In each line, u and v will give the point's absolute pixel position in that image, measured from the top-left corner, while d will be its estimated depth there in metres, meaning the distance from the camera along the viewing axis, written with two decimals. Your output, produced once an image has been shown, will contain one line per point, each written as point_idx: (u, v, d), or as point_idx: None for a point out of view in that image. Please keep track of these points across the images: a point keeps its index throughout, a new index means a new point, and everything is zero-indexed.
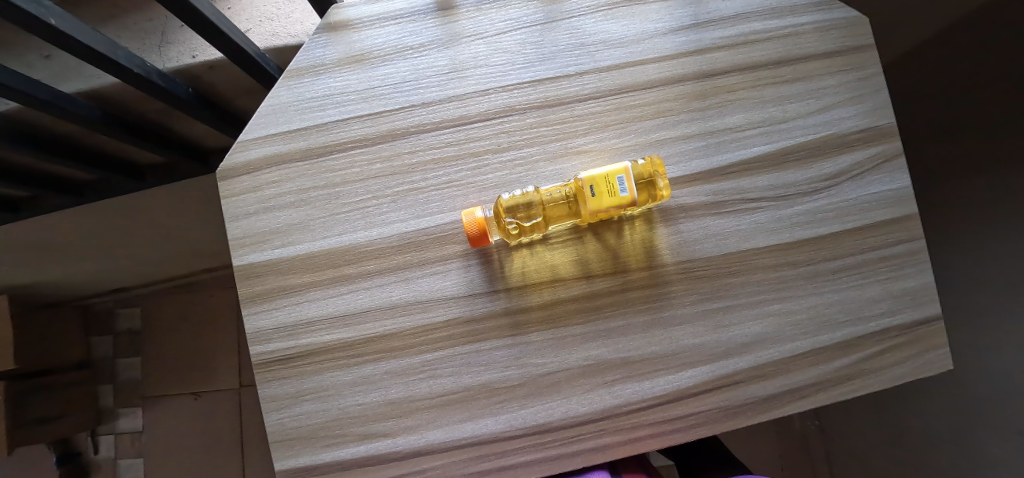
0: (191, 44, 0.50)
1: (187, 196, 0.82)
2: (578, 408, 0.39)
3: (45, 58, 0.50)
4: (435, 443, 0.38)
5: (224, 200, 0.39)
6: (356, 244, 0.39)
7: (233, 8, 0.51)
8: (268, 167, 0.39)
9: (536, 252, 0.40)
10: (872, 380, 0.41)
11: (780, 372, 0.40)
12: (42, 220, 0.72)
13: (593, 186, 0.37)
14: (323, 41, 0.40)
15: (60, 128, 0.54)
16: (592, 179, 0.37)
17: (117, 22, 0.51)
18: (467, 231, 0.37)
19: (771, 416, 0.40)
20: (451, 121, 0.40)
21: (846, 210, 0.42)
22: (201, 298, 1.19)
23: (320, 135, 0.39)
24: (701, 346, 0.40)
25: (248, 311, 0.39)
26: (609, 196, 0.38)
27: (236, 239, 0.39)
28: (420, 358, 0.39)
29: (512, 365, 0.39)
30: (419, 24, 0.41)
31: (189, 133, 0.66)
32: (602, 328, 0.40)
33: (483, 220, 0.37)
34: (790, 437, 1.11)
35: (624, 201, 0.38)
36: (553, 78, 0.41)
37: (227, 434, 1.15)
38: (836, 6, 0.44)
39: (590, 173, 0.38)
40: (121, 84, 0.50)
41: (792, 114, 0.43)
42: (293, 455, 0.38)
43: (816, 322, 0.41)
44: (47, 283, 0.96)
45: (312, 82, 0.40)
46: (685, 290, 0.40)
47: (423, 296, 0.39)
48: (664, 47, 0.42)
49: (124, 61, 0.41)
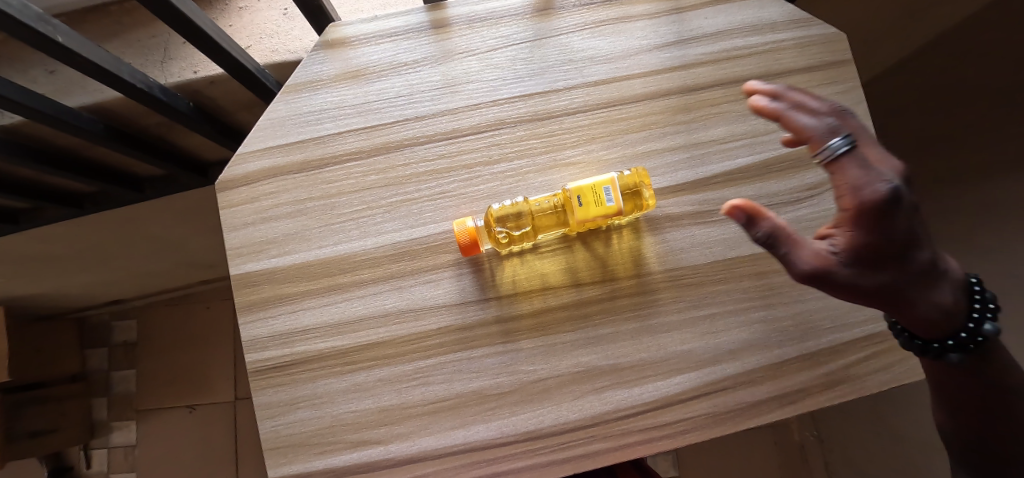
0: (193, 60, 0.52)
1: (186, 208, 0.82)
2: (569, 415, 0.40)
3: (50, 73, 0.51)
4: (427, 449, 0.39)
5: (222, 211, 0.40)
6: (350, 253, 0.40)
7: (234, 26, 0.52)
8: (266, 179, 0.41)
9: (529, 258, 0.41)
10: (858, 386, 0.42)
11: (767, 378, 0.41)
12: (40, 231, 0.73)
13: (580, 196, 0.38)
14: (319, 58, 0.42)
15: (62, 140, 0.55)
16: (580, 190, 0.38)
17: (121, 38, 0.52)
18: (458, 240, 0.38)
19: (759, 421, 0.41)
20: (443, 134, 0.41)
21: (828, 219, 0.43)
22: (197, 309, 1.19)
23: (317, 148, 0.41)
24: (688, 352, 0.41)
25: (244, 320, 0.40)
26: (595, 206, 0.39)
27: (233, 248, 0.40)
28: (412, 365, 0.39)
29: (503, 372, 0.40)
30: (414, 42, 0.42)
31: (189, 145, 0.67)
32: (591, 335, 0.41)
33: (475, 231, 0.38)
34: (789, 446, 1.12)
35: (611, 210, 0.39)
36: (543, 93, 0.42)
37: (222, 449, 1.15)
38: (813, 23, 0.46)
39: (577, 183, 0.39)
40: (124, 100, 0.51)
41: (774, 126, 0.44)
42: (286, 462, 0.39)
43: (800, 329, 0.42)
44: (42, 294, 0.96)
45: (310, 97, 0.41)
46: (673, 297, 0.41)
47: (415, 304, 0.40)
48: (649, 63, 0.44)
49: (127, 77, 0.42)
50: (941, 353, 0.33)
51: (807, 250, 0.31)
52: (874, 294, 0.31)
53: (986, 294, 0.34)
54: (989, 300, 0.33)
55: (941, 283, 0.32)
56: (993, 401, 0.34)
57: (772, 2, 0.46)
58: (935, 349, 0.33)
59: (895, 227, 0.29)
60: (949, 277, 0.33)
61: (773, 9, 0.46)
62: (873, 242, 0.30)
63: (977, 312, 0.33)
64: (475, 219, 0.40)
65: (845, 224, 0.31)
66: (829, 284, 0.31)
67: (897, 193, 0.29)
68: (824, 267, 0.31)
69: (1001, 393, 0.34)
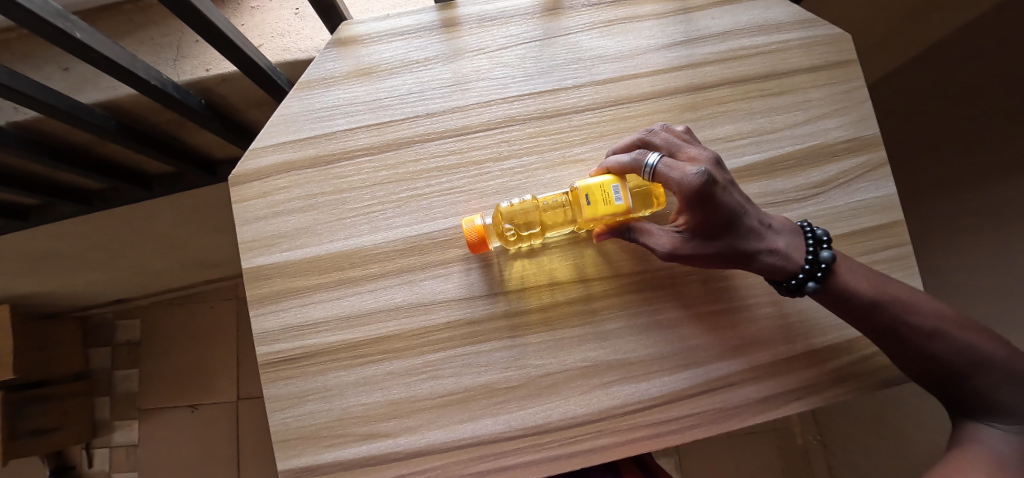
0: (205, 58, 0.53)
1: (193, 206, 0.83)
2: (577, 409, 0.40)
3: (64, 70, 0.52)
4: (436, 443, 0.39)
5: (235, 205, 0.41)
6: (361, 247, 0.40)
7: (246, 25, 0.53)
8: (279, 174, 0.41)
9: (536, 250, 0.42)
10: (865, 383, 0.42)
11: (774, 374, 0.41)
12: (48, 228, 0.74)
13: (589, 195, 0.38)
14: (332, 55, 0.42)
15: (74, 137, 0.56)
16: (588, 190, 0.38)
17: (134, 36, 0.53)
18: (467, 238, 0.38)
19: (766, 417, 0.41)
20: (454, 130, 0.42)
21: (834, 217, 0.44)
22: (201, 308, 1.19)
23: (329, 143, 0.41)
24: (695, 348, 0.41)
25: (255, 313, 0.40)
26: (603, 205, 0.38)
27: (245, 242, 0.41)
28: (421, 359, 0.40)
29: (511, 366, 0.40)
30: (424, 40, 0.43)
31: (199, 143, 0.68)
32: (599, 330, 0.41)
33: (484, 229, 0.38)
34: (792, 453, 1.11)
35: (618, 210, 0.38)
36: (552, 90, 0.43)
37: (224, 449, 1.15)
38: (818, 24, 0.47)
39: (586, 181, 0.38)
40: (137, 97, 0.52)
41: (780, 125, 0.45)
42: (295, 455, 0.39)
43: (806, 325, 0.42)
44: (48, 291, 0.97)
45: (322, 94, 0.42)
46: (680, 293, 0.42)
47: (424, 298, 0.40)
48: (656, 62, 0.44)
49: (142, 73, 0.43)
50: (801, 287, 0.38)
51: (657, 236, 0.38)
52: (721, 257, 0.37)
53: (818, 232, 0.39)
54: (821, 236, 0.39)
55: (769, 234, 0.38)
56: (924, 341, 0.38)
57: (778, 3, 0.47)
58: (795, 286, 0.38)
59: (716, 205, 0.35)
60: (776, 227, 0.39)
61: (779, 10, 0.47)
62: (699, 218, 0.36)
63: (813, 245, 0.39)
64: (484, 217, 0.40)
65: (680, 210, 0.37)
66: (684, 259, 0.38)
67: (705, 175, 0.35)
68: (674, 248, 0.37)
69: (922, 329, 0.38)
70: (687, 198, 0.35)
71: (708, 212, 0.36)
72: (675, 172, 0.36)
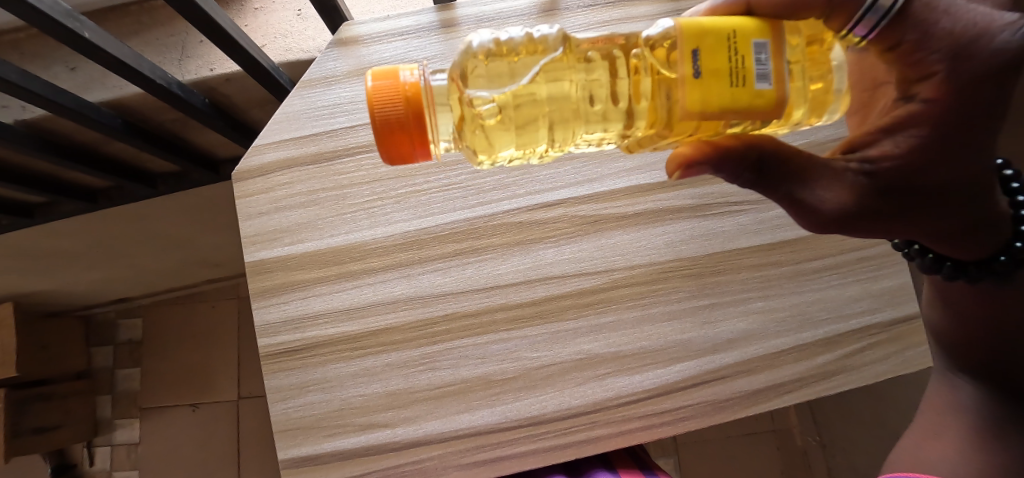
0: (209, 58, 0.54)
1: (196, 205, 0.84)
2: (571, 401, 0.41)
3: (71, 69, 0.53)
4: (433, 433, 0.40)
5: (238, 201, 0.42)
6: (361, 242, 0.41)
7: (250, 26, 0.54)
8: (281, 169, 0.42)
9: (529, 130, 0.30)
10: (855, 377, 0.43)
11: (765, 367, 0.42)
12: (53, 226, 0.75)
13: (698, 51, 0.22)
14: (333, 55, 0.43)
15: (80, 135, 0.57)
16: (701, 41, 0.22)
17: (140, 36, 0.54)
18: (378, 96, 0.25)
19: (757, 409, 0.42)
20: None
21: None
22: (202, 307, 1.20)
23: (330, 140, 0.42)
24: (688, 341, 0.42)
25: (257, 306, 0.41)
26: (720, 80, 0.22)
27: (248, 237, 0.42)
28: (419, 351, 0.41)
29: (507, 358, 0.41)
30: (424, 40, 0.44)
31: (203, 142, 0.69)
32: (593, 324, 0.42)
33: (408, 88, 0.25)
34: (791, 453, 1.12)
35: (743, 97, 0.22)
36: None
37: (225, 446, 1.15)
38: None
39: (698, 27, 0.22)
40: (142, 95, 0.53)
41: None
42: (296, 444, 0.40)
43: (797, 320, 0.43)
44: (51, 289, 0.98)
45: (323, 92, 0.43)
46: (672, 288, 0.42)
47: (422, 291, 0.41)
48: None
49: (148, 72, 0.44)
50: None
51: (828, 179, 0.24)
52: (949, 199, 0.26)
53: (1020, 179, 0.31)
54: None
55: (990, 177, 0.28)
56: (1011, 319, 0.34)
57: None
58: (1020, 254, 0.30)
59: (976, 112, 0.23)
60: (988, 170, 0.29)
61: None
62: (942, 141, 0.24)
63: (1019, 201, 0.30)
64: (422, 72, 0.27)
65: (916, 119, 0.24)
66: (863, 218, 0.24)
67: (1007, 61, 0.22)
68: (852, 202, 0.24)
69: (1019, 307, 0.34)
70: (967, 92, 0.23)
71: (964, 131, 0.23)
72: (972, 30, 0.22)
